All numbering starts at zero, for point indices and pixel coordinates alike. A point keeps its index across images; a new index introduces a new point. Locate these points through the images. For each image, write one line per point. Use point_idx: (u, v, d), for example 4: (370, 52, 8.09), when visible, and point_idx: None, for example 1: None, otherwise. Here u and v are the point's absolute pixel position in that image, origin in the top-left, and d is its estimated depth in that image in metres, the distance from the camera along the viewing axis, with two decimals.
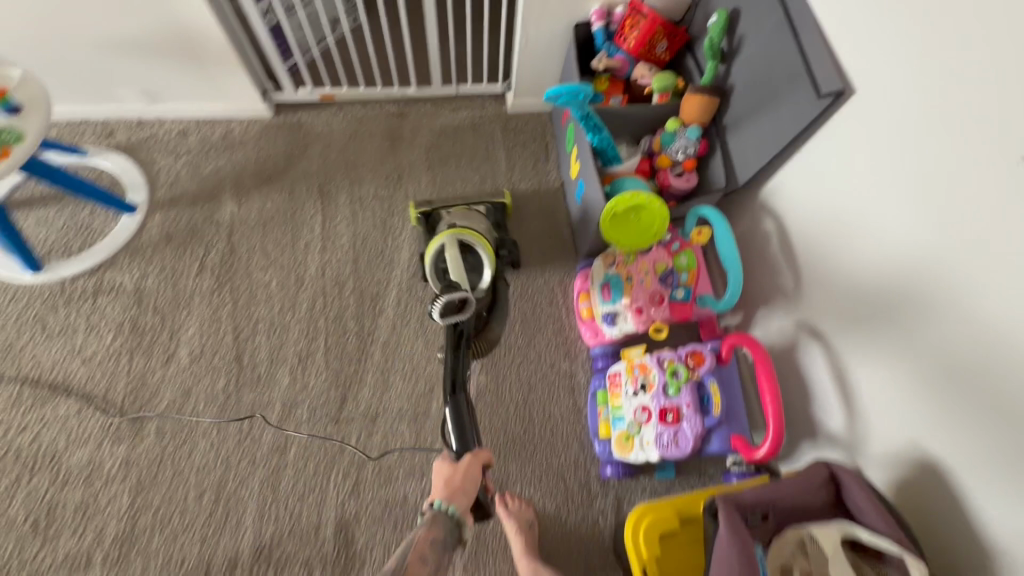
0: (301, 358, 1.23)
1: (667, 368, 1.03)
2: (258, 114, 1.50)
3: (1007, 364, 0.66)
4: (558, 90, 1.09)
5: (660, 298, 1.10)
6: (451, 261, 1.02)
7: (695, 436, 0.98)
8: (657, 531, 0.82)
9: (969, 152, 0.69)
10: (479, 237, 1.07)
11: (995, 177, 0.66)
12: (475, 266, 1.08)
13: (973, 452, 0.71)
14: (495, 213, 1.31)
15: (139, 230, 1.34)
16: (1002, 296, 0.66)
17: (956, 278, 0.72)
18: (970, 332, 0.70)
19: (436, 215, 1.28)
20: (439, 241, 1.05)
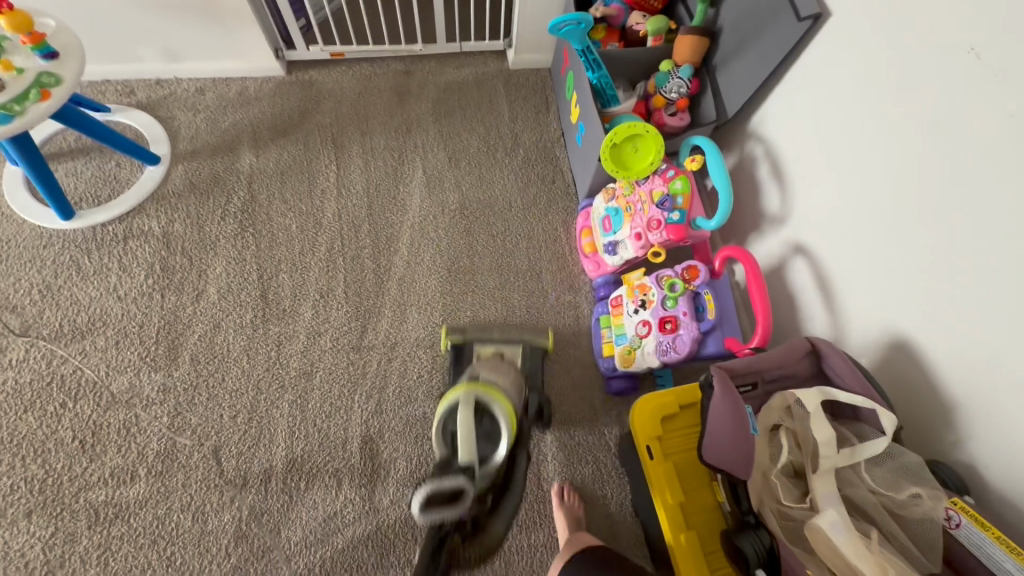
0: (322, 294, 1.31)
1: (665, 283, 1.11)
2: (272, 72, 1.57)
3: (977, 243, 0.74)
4: (564, 18, 1.17)
5: (657, 223, 1.15)
6: (461, 426, 0.82)
7: (692, 340, 1.07)
8: (658, 415, 0.91)
9: (960, 97, 0.74)
10: (500, 399, 0.88)
11: (984, 119, 0.72)
12: (491, 434, 0.88)
13: (938, 320, 0.81)
14: (533, 358, 1.16)
15: (164, 180, 1.41)
16: (997, 229, 0.71)
17: (935, 179, 0.79)
18: (963, 257, 0.76)
19: (470, 348, 1.17)
20: (454, 399, 0.87)
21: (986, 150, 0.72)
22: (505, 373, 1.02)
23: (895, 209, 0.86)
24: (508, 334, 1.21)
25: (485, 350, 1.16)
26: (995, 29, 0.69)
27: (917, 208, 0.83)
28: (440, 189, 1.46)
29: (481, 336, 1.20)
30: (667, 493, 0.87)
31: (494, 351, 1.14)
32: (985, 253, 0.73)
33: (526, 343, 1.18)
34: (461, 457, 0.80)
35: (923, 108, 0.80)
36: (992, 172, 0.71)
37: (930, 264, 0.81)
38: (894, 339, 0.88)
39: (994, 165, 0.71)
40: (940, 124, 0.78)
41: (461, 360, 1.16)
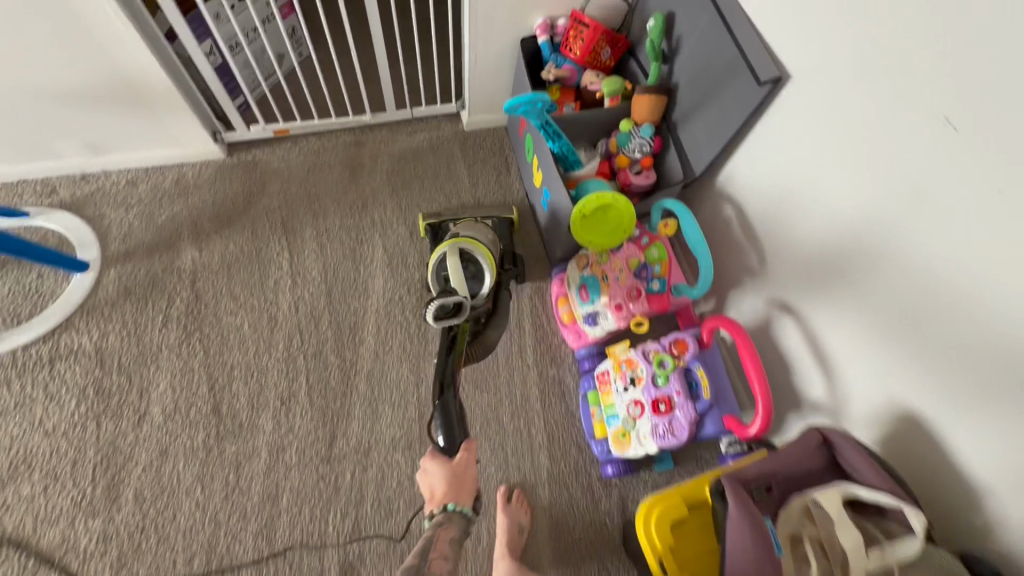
0: (283, 400, 1.19)
1: (654, 359, 1.04)
2: (211, 155, 1.47)
3: (976, 323, 0.70)
4: (517, 101, 1.11)
5: (637, 291, 1.12)
6: (452, 272, 1.06)
7: (689, 422, 0.99)
8: (667, 521, 0.83)
9: (941, 172, 0.71)
10: (478, 246, 1.12)
11: (969, 194, 0.68)
12: (476, 275, 1.14)
13: (952, 397, 0.75)
14: (502, 227, 1.34)
15: (94, 288, 1.27)
16: (992, 310, 0.67)
17: (923, 251, 0.75)
18: (963, 334, 0.72)
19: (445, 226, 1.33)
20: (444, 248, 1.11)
21: (975, 224, 0.68)
22: (478, 231, 1.21)
23: (884, 275, 0.82)
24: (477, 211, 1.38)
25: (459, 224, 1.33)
26: (970, 100, 0.66)
27: (908, 276, 0.78)
28: (403, 266, 1.37)
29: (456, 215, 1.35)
30: None
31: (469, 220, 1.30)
32: (984, 332, 0.69)
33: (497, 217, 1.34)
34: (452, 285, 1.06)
35: (901, 178, 0.76)
36: (984, 246, 0.67)
37: (927, 337, 0.77)
38: (902, 409, 0.83)
39: (982, 241, 0.67)
40: (921, 193, 0.74)
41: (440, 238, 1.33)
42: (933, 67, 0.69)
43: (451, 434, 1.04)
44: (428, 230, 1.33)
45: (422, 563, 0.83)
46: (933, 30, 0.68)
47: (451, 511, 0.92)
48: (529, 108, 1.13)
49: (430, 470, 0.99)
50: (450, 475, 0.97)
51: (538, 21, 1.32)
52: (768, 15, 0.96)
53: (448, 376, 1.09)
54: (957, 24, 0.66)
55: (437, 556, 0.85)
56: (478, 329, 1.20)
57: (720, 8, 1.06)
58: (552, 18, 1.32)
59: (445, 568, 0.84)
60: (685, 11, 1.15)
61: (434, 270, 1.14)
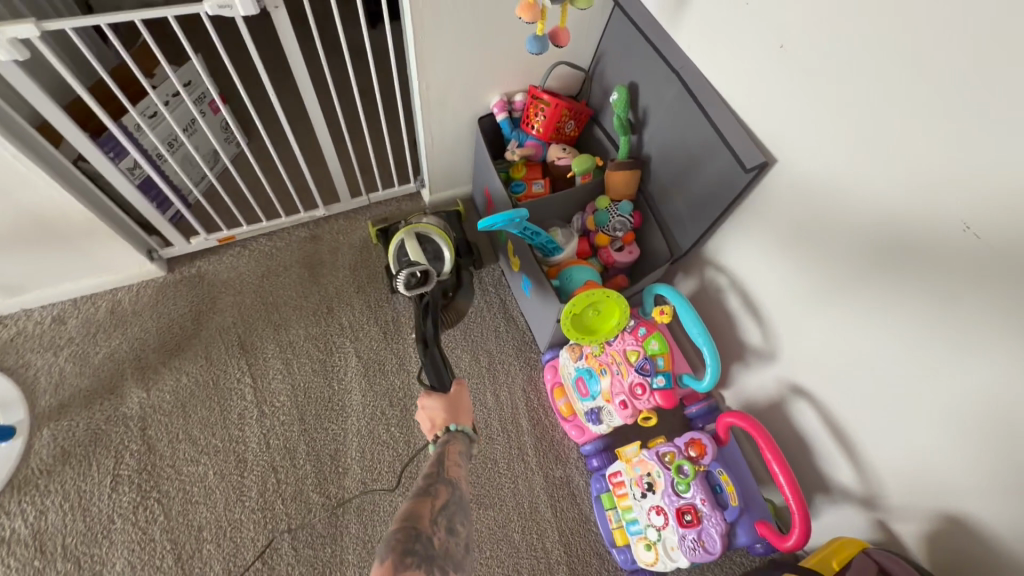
0: (266, 560, 1.05)
1: (672, 463, 0.97)
2: (148, 275, 1.31)
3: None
4: (491, 221, 0.98)
5: (640, 387, 1.02)
6: (411, 252, 1.11)
7: (720, 534, 0.91)
8: None
9: (964, 276, 0.67)
10: (432, 227, 1.17)
11: (999, 302, 0.64)
12: (436, 254, 1.18)
13: (1008, 512, 0.70)
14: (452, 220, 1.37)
15: (24, 457, 1.10)
16: None
17: (952, 350, 0.71)
18: (1011, 442, 0.67)
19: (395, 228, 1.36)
20: (399, 236, 1.16)
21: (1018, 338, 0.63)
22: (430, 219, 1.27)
23: (909, 371, 0.77)
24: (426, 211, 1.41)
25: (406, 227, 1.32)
26: (991, 210, 0.62)
27: (941, 380, 0.73)
28: (381, 374, 1.25)
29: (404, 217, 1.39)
30: None
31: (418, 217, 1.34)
32: None
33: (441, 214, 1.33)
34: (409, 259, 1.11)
35: (918, 277, 0.72)
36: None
37: (967, 438, 0.72)
38: (947, 512, 0.78)
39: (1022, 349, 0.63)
40: (949, 297, 0.69)
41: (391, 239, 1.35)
42: (947, 171, 0.65)
43: (440, 375, 0.97)
44: (380, 235, 1.36)
45: (439, 471, 0.65)
46: (944, 135, 0.65)
47: (454, 429, 0.75)
48: (510, 226, 1.02)
49: (426, 405, 0.80)
50: (447, 398, 0.81)
51: (494, 99, 1.25)
52: (744, 94, 0.92)
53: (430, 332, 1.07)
54: (970, 130, 0.62)
55: (452, 465, 0.68)
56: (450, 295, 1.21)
57: (687, 84, 1.01)
58: (508, 95, 1.26)
59: (462, 473, 0.67)
60: (647, 82, 1.10)
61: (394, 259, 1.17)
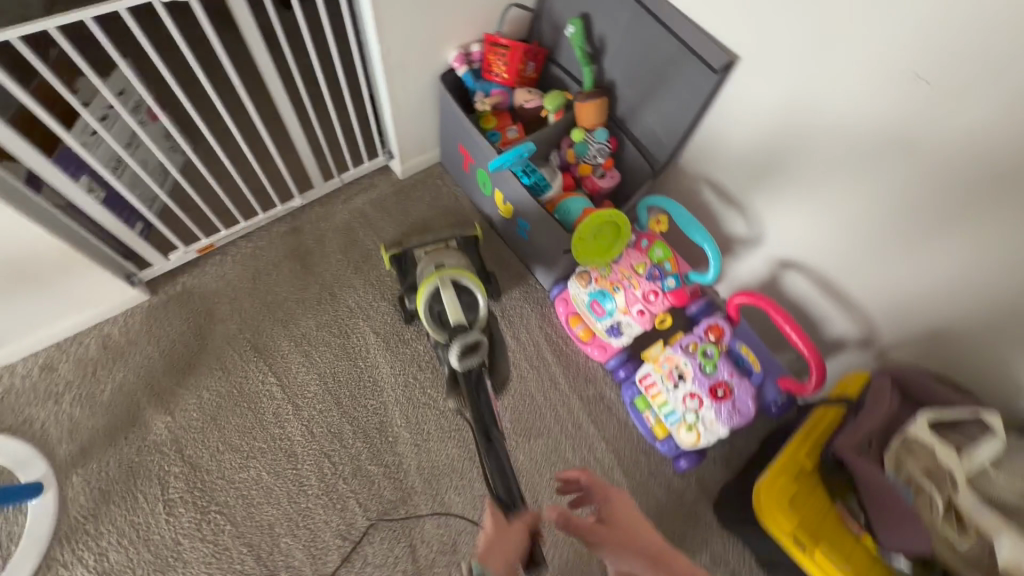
0: (346, 535, 1.08)
1: (696, 351, 1.08)
2: (132, 301, 1.25)
3: (981, 238, 0.80)
4: (501, 159, 1.12)
5: (653, 293, 1.14)
6: (449, 308, 0.99)
7: (749, 397, 1.06)
8: (784, 501, 0.87)
9: (921, 120, 0.79)
10: (465, 273, 1.04)
11: (951, 135, 0.76)
12: (470, 304, 1.04)
13: (980, 310, 0.85)
14: (471, 247, 1.24)
15: (63, 508, 1.06)
16: (991, 227, 0.78)
17: (918, 188, 0.84)
18: (972, 250, 0.82)
19: (410, 255, 1.21)
20: (433, 284, 1.02)
21: (975, 161, 0.76)
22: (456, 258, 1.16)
23: (883, 217, 0.91)
24: (438, 234, 1.25)
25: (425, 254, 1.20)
26: (937, 57, 0.74)
27: (914, 218, 0.86)
28: (402, 345, 1.28)
29: (418, 241, 1.23)
30: None
31: (437, 246, 1.21)
32: (989, 244, 0.80)
33: (457, 235, 1.23)
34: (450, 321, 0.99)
35: (881, 131, 0.84)
36: (987, 178, 0.76)
37: (936, 258, 0.87)
38: (926, 326, 0.94)
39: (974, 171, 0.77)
40: (918, 143, 0.81)
41: (406, 269, 1.21)
42: (902, 31, 0.75)
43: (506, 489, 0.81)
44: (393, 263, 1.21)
45: None
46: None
47: None
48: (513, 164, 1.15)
49: None
50: None
51: (452, 53, 1.26)
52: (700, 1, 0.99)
53: (489, 418, 0.93)
54: None
55: None
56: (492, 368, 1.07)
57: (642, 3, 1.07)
58: (465, 46, 1.26)
59: None
60: (600, 9, 1.15)
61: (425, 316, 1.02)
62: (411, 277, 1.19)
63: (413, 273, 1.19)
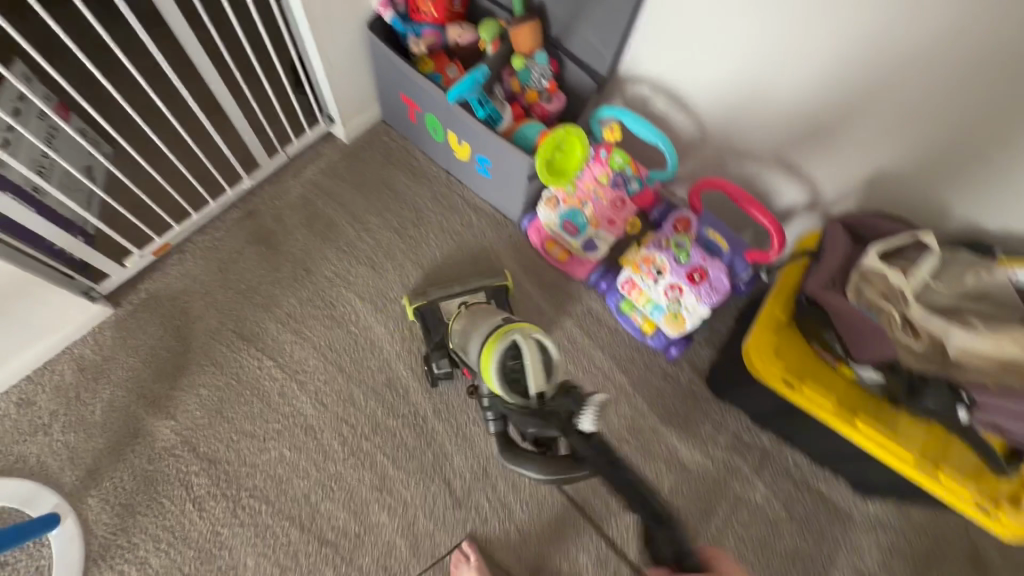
0: (381, 485, 1.12)
1: (670, 245, 1.16)
2: (97, 318, 1.19)
3: (898, 80, 0.89)
4: (459, 88, 1.12)
5: (620, 200, 1.19)
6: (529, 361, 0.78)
7: (724, 275, 1.14)
8: (768, 353, 0.98)
9: None
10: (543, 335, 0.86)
11: None
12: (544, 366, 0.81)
13: (914, 154, 0.96)
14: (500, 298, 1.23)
15: (88, 530, 1.04)
16: (905, 68, 0.87)
17: (839, 47, 0.91)
18: (891, 93, 0.91)
19: (437, 308, 1.21)
20: (507, 336, 0.83)
21: (918, 29, 0.82)
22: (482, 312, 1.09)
23: (811, 81, 0.98)
24: (465, 284, 1.25)
25: (453, 307, 1.21)
26: None
27: (838, 76, 0.95)
28: (390, 302, 1.29)
29: (443, 293, 1.23)
30: (825, 404, 0.94)
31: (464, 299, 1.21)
32: (905, 85, 0.89)
33: (485, 287, 1.23)
34: (532, 390, 0.76)
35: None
36: (924, 40, 0.83)
37: (862, 110, 0.96)
38: (862, 175, 1.05)
39: (885, 19, 0.84)
40: (861, 21, 0.87)
41: (429, 322, 1.20)
42: None
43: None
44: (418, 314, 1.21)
45: None
46: None
47: None
48: (472, 93, 1.15)
49: None
50: None
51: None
52: None
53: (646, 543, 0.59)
54: None
55: None
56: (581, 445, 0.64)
57: None
58: None
59: None
60: None
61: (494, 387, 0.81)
62: (438, 332, 1.19)
63: (443, 327, 1.19)
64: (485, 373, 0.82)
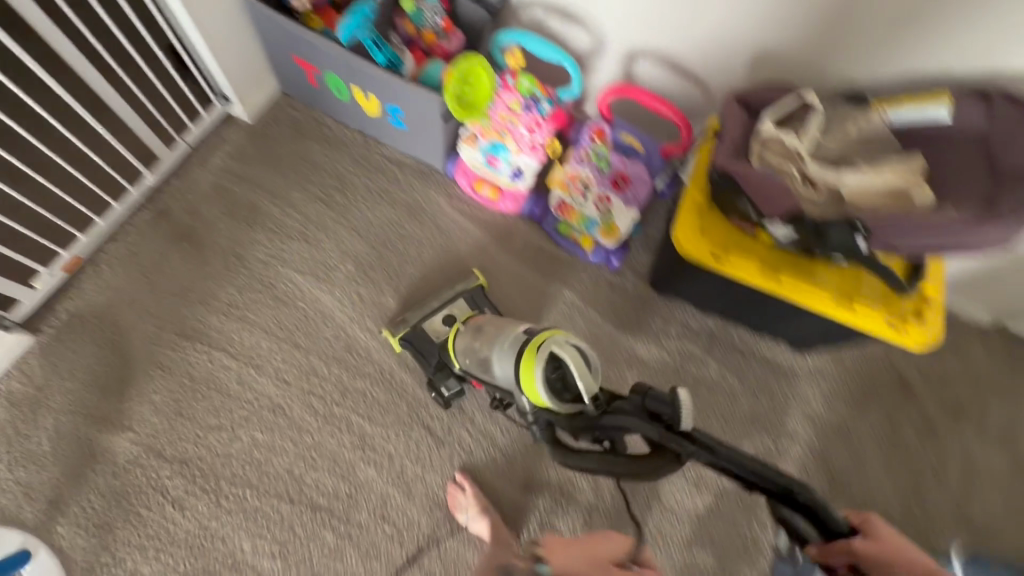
0: (362, 444, 1.14)
1: (590, 157, 1.22)
2: (20, 350, 1.13)
3: None
4: (348, 26, 1.14)
5: (536, 123, 1.19)
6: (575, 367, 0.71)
7: (644, 176, 1.22)
8: (694, 231, 1.05)
9: None
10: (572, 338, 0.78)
11: None
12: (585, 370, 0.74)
13: (792, 24, 1.02)
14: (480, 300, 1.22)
15: (66, 557, 1.02)
16: None
17: None
18: None
19: (423, 330, 1.18)
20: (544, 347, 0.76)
21: None
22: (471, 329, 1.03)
23: None
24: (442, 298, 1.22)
25: (439, 324, 1.19)
26: None
27: None
28: (332, 271, 1.27)
29: (423, 313, 1.20)
30: (750, 266, 1.03)
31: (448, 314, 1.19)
32: None
33: (463, 294, 1.21)
34: (584, 395, 0.69)
35: None
36: None
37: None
38: (752, 54, 1.10)
39: None
40: None
41: (418, 345, 1.17)
42: None
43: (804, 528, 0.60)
44: (404, 343, 1.17)
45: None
46: None
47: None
48: (364, 32, 1.15)
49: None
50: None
51: None
52: None
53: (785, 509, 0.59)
54: None
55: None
56: (680, 439, 0.57)
57: None
58: None
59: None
60: None
61: (539, 402, 0.74)
62: (433, 356, 1.16)
63: (434, 350, 1.16)
64: (527, 390, 0.75)
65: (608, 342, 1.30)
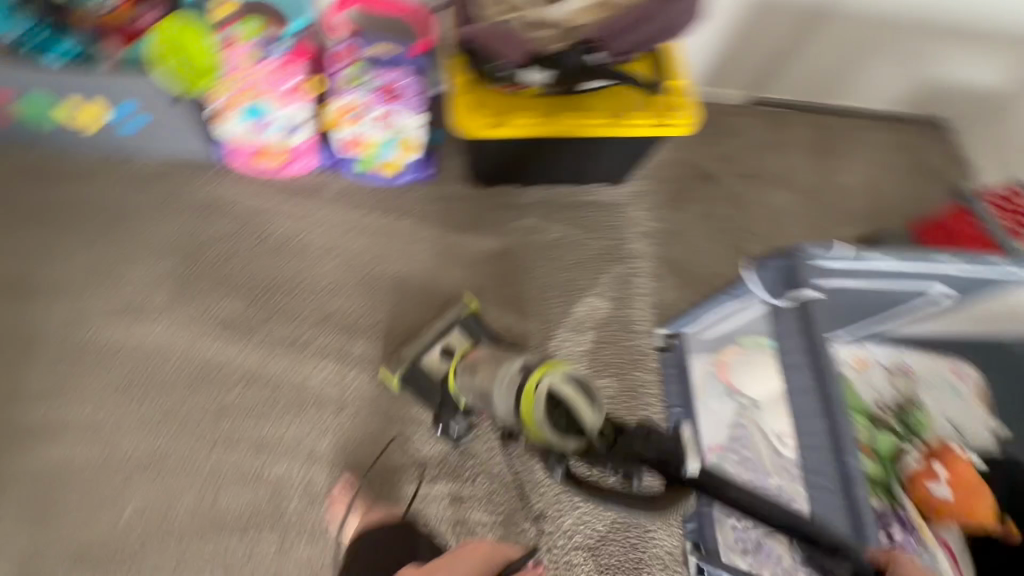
0: (261, 445, 1.11)
1: (351, 81, 1.14)
2: None
3: None
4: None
5: (280, 68, 1.10)
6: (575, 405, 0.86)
7: (413, 74, 1.14)
8: (469, 107, 1.09)
9: None
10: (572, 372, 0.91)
11: None
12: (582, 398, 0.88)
13: None
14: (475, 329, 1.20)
15: None
16: None
17: None
18: None
19: (420, 369, 1.16)
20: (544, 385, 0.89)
21: None
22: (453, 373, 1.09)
23: None
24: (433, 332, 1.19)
25: (435, 360, 1.17)
26: None
27: None
28: (147, 304, 1.17)
29: (415, 351, 1.17)
30: (530, 120, 1.09)
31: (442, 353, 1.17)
32: None
33: (458, 324, 1.19)
34: (586, 423, 0.84)
35: None
36: None
37: None
38: None
39: None
40: None
41: (417, 384, 1.16)
42: None
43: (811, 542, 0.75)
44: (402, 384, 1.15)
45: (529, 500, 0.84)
46: None
47: None
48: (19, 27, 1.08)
49: None
50: None
51: None
52: None
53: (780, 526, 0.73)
54: None
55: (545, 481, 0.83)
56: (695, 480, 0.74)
57: None
58: None
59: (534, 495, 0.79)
60: None
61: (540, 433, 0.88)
62: (439, 388, 1.15)
63: (438, 385, 1.16)
64: (529, 423, 0.89)
65: (457, 247, 1.33)
